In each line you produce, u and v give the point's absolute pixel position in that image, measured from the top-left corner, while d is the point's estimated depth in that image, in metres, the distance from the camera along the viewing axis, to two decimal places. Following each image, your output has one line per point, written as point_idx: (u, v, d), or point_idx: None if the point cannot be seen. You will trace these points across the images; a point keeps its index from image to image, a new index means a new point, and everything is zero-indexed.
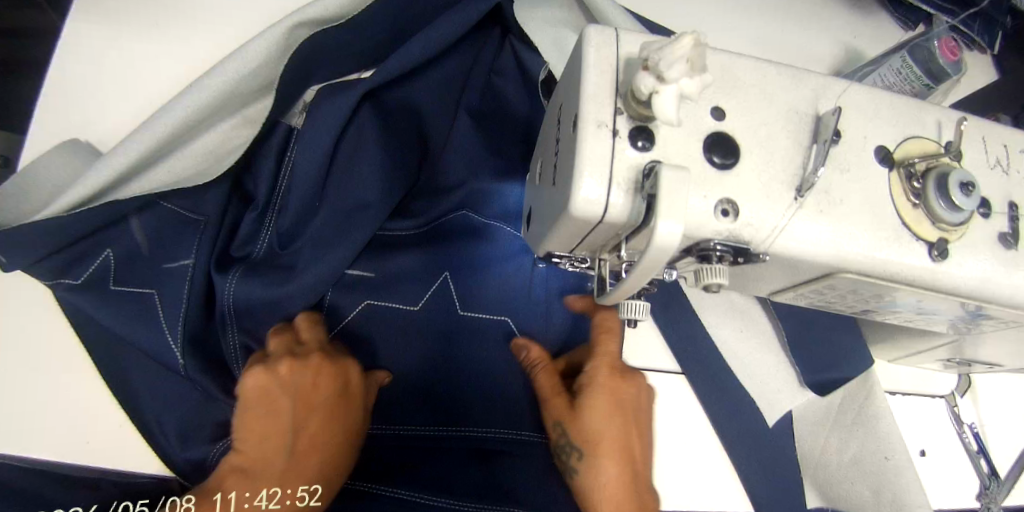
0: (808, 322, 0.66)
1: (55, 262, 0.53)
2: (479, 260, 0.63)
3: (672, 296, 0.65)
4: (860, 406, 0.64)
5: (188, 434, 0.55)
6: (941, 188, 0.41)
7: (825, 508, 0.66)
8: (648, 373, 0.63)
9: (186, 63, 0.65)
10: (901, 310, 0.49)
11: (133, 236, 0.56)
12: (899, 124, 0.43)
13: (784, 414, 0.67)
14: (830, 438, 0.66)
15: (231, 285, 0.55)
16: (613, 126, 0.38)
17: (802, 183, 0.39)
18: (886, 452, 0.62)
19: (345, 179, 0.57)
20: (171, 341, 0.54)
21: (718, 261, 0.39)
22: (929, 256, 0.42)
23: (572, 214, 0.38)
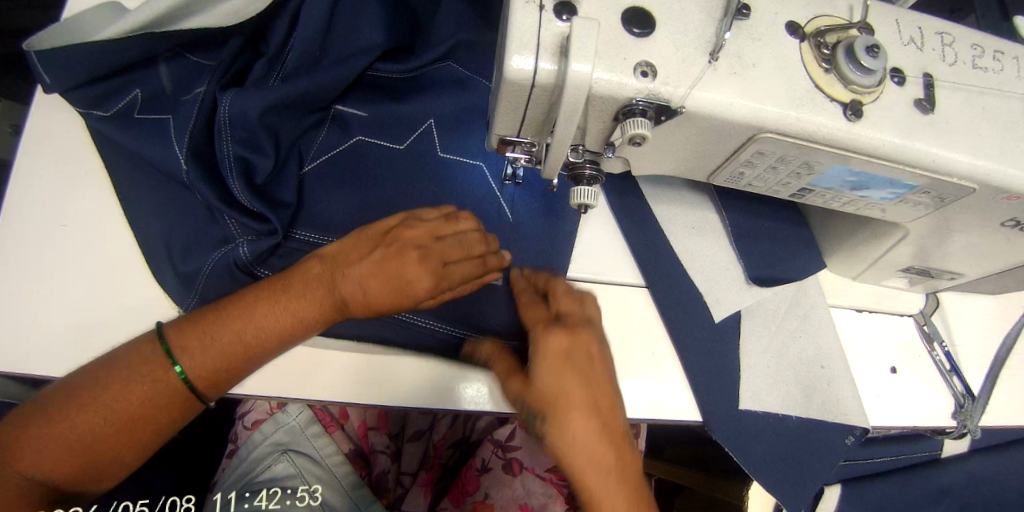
0: (758, 230, 0.72)
1: (93, 91, 0.64)
2: (451, 164, 0.69)
3: (633, 211, 0.72)
4: (804, 314, 0.73)
5: (190, 248, 0.62)
6: (848, 52, 0.46)
7: (774, 413, 0.69)
8: (613, 287, 0.70)
9: None
10: (833, 185, 0.52)
11: (160, 80, 0.67)
12: (809, 5, 0.48)
13: (733, 312, 0.70)
14: (776, 337, 0.71)
15: (228, 99, 0.61)
16: (540, 2, 0.43)
17: (714, 47, 0.44)
18: (823, 361, 0.70)
19: (348, 27, 0.68)
20: (179, 151, 0.61)
21: (642, 116, 0.43)
22: (844, 115, 0.46)
23: (507, 83, 0.43)
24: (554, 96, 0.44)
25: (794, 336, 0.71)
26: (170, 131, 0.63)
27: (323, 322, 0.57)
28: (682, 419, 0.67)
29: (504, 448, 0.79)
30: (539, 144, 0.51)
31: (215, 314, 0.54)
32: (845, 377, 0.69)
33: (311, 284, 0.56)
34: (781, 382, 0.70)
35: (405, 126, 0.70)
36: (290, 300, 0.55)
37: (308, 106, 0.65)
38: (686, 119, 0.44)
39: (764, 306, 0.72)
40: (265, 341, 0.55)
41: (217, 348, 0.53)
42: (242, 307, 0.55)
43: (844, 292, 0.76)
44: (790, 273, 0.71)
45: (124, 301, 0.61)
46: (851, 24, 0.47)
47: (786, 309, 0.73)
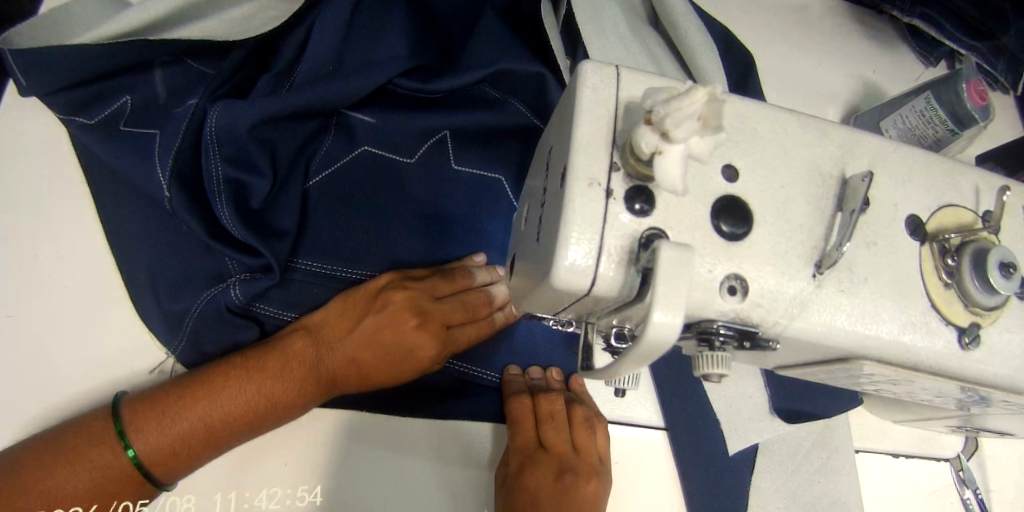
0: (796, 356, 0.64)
1: (68, 97, 0.52)
2: (472, 191, 0.60)
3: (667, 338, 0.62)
4: (827, 456, 0.62)
5: (177, 287, 0.52)
6: (977, 266, 0.36)
7: None
8: (630, 428, 0.60)
9: None
10: (916, 391, 0.44)
11: (155, 88, 0.54)
12: (932, 190, 0.38)
13: (747, 446, 0.61)
14: (791, 477, 0.62)
15: (216, 112, 0.49)
16: (607, 185, 0.32)
17: (823, 258, 0.34)
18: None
19: (364, 40, 0.55)
20: (160, 176, 0.50)
21: (720, 346, 0.34)
22: (959, 342, 0.37)
23: (554, 286, 0.32)
24: (611, 305, 0.34)
25: (811, 480, 0.61)
26: (154, 153, 0.51)
27: (301, 403, 0.49)
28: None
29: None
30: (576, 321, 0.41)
31: (180, 390, 0.46)
32: None
33: (292, 359, 0.49)
34: None
35: (419, 137, 0.59)
36: (267, 374, 0.48)
37: (308, 114, 0.53)
38: (776, 345, 0.35)
39: (782, 443, 0.63)
40: (234, 420, 0.46)
41: (173, 430, 0.44)
42: (216, 383, 0.47)
43: (879, 435, 0.69)
44: (824, 408, 0.62)
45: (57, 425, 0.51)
46: (980, 223, 0.38)
47: (807, 445, 0.63)
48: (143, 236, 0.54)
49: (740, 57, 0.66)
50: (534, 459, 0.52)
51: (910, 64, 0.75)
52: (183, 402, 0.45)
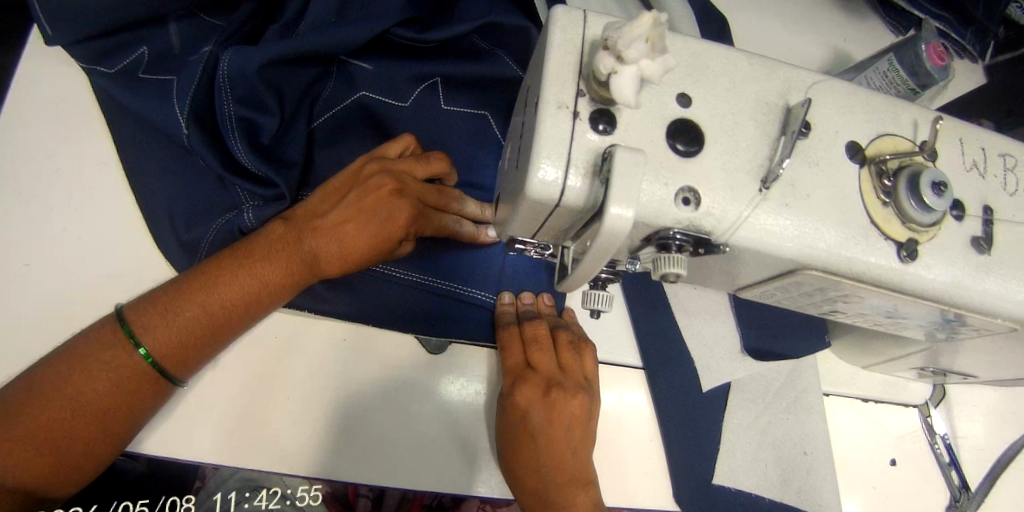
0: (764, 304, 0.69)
1: (94, 46, 0.57)
2: (463, 137, 0.65)
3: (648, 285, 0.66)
4: (796, 395, 0.67)
5: (198, 217, 0.59)
6: (912, 186, 0.40)
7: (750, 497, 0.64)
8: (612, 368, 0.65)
9: None
10: (870, 312, 0.48)
11: (169, 38, 0.59)
12: (872, 120, 0.42)
13: (719, 384, 0.66)
14: (762, 416, 0.66)
15: (227, 57, 0.54)
16: (574, 108, 0.36)
17: (768, 175, 0.38)
18: (806, 447, 0.65)
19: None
20: (179, 115, 0.55)
21: (677, 251, 0.38)
22: (898, 256, 0.41)
23: (528, 197, 0.37)
24: (581, 217, 0.38)
25: (781, 418, 0.66)
26: (172, 92, 0.56)
27: (291, 288, 0.52)
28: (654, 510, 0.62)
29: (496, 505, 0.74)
30: (553, 245, 0.45)
31: (178, 288, 0.49)
32: (827, 467, 0.64)
33: (273, 247, 0.52)
34: (760, 463, 0.65)
35: (411, 82, 0.63)
36: (258, 261, 0.51)
37: (309, 60, 0.58)
38: (728, 252, 0.39)
39: (753, 383, 0.67)
40: (235, 309, 0.50)
41: (174, 324, 0.48)
42: (212, 276, 0.50)
43: (849, 381, 0.73)
44: (789, 350, 0.67)
45: None
46: (916, 149, 0.42)
47: (777, 386, 0.67)
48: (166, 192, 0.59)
49: (715, 26, 0.70)
50: (523, 374, 0.58)
51: (879, 34, 0.79)
52: (178, 302, 0.49)
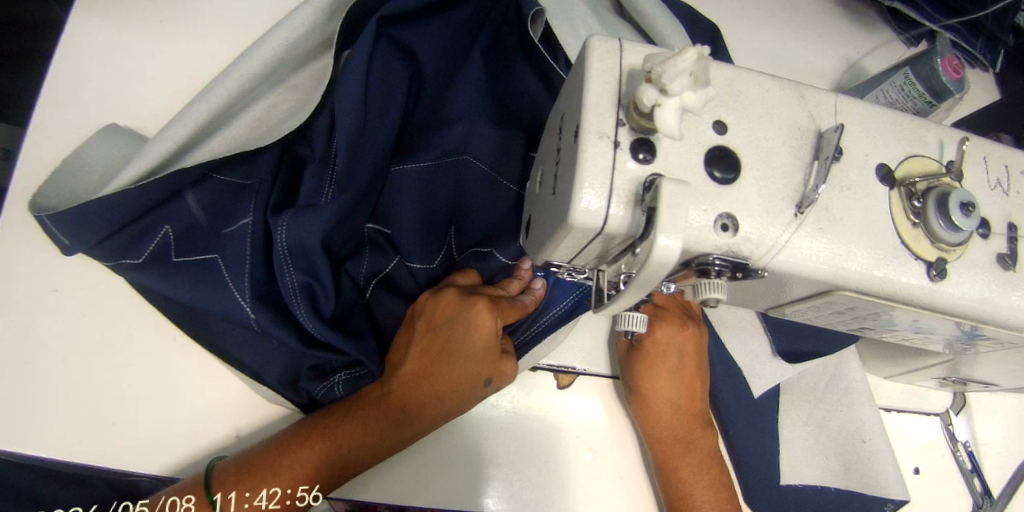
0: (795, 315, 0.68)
1: (116, 243, 0.53)
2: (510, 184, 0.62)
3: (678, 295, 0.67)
4: (845, 388, 0.69)
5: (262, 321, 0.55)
6: (941, 207, 0.41)
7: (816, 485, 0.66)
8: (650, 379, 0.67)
9: None
10: (898, 328, 0.48)
11: (190, 209, 0.55)
12: (900, 142, 0.43)
13: (768, 389, 0.67)
14: (815, 408, 0.69)
15: (283, 228, 0.52)
16: (615, 138, 0.37)
17: (802, 200, 0.39)
18: (863, 435, 0.67)
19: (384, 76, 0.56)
20: (241, 299, 0.53)
21: (716, 276, 0.39)
22: (928, 275, 0.42)
23: (571, 226, 0.37)
24: (621, 242, 0.39)
25: (834, 411, 0.68)
26: (225, 275, 0.54)
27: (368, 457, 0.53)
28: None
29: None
30: (589, 269, 0.46)
31: (262, 456, 0.51)
32: (886, 451, 0.65)
33: (358, 411, 0.54)
34: (817, 455, 0.67)
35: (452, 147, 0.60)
36: (333, 444, 0.52)
37: (359, 149, 0.54)
38: (765, 275, 0.40)
39: (802, 380, 0.70)
40: (318, 469, 0.51)
41: (235, 491, 0.49)
42: (282, 464, 0.50)
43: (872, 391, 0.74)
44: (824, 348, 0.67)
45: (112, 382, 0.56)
46: (942, 170, 0.43)
47: (826, 379, 0.70)
48: None
49: (706, 31, 0.69)
50: (644, 354, 0.61)
51: (890, 44, 0.79)
52: (264, 471, 0.50)
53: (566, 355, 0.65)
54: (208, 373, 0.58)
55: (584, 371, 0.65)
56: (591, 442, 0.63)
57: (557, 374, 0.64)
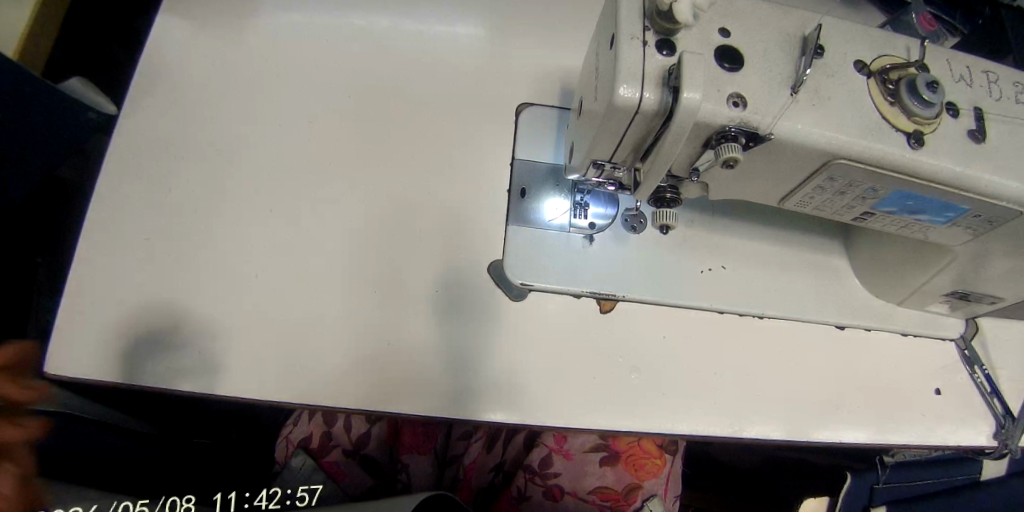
0: (790, 245, 0.79)
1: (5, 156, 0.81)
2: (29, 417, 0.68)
3: (703, 237, 0.77)
4: (843, 289, 0.78)
5: None
6: (911, 88, 0.51)
7: (840, 398, 0.73)
8: (688, 304, 0.73)
9: (274, 67, 0.80)
10: (893, 208, 0.57)
11: None
12: (872, 46, 0.53)
13: (790, 312, 0.75)
14: (834, 313, 0.77)
15: None
16: (643, 39, 0.48)
17: (796, 82, 0.49)
18: (868, 322, 0.77)
19: None
20: None
21: (734, 142, 0.48)
22: (908, 143, 0.51)
23: (612, 109, 0.48)
24: (653, 122, 0.49)
25: (846, 315, 0.77)
26: None
27: None
28: (714, 436, 0.68)
29: (543, 475, 0.79)
30: (626, 167, 0.56)
31: None
32: (882, 328, 0.78)
33: None
34: (845, 357, 0.76)
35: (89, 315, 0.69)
36: None
37: None
38: (773, 146, 0.49)
39: (821, 301, 0.77)
40: None
41: None
42: None
43: (889, 315, 0.79)
44: (810, 270, 0.78)
45: (208, 312, 0.65)
46: (909, 64, 0.53)
47: (827, 287, 0.78)
48: (284, 183, 0.73)
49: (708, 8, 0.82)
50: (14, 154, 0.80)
51: (874, 14, 0.92)
52: None
53: (606, 283, 0.72)
54: (285, 304, 0.66)
55: (623, 296, 0.72)
56: (633, 361, 0.69)
57: (598, 300, 0.72)
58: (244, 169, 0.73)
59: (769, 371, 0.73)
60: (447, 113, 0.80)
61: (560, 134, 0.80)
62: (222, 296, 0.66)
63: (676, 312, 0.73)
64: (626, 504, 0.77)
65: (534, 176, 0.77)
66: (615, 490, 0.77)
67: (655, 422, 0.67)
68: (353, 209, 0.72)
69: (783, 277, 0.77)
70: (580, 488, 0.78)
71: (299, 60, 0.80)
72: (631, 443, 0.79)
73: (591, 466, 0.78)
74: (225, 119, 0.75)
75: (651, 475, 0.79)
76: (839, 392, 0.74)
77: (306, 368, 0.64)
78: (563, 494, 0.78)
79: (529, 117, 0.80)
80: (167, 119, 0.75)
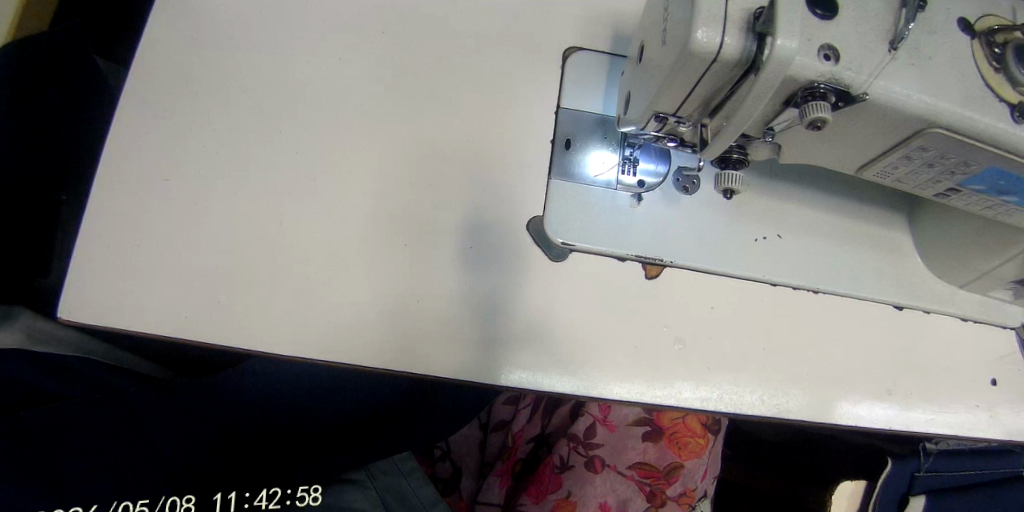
0: (851, 215, 0.74)
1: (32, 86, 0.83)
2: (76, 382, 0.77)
3: (760, 201, 0.72)
4: (904, 271, 0.74)
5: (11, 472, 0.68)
6: (1020, 55, 0.46)
7: (892, 382, 0.70)
8: (739, 275, 0.70)
9: (314, 7, 0.76)
10: (981, 186, 0.52)
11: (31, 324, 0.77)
12: (976, 3, 0.49)
13: (848, 288, 0.71)
14: (893, 291, 0.73)
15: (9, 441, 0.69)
16: None
17: (895, 37, 0.44)
18: (927, 304, 0.74)
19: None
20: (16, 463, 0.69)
21: (822, 100, 0.44)
22: (1012, 115, 0.47)
23: (688, 56, 0.44)
24: (731, 73, 0.45)
25: (906, 294, 0.73)
26: None
27: None
28: (758, 415, 0.66)
29: (586, 445, 0.80)
30: (691, 123, 0.53)
31: None
32: (943, 312, 0.74)
33: None
34: (901, 342, 0.72)
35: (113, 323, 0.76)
36: None
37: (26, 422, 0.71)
38: (862, 107, 0.45)
39: (879, 279, 0.73)
40: None
41: None
42: None
43: (950, 299, 0.75)
44: (870, 244, 0.74)
45: (246, 261, 0.64)
46: (1017, 27, 0.48)
47: (887, 267, 0.74)
48: (323, 131, 0.70)
49: None
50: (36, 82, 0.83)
51: None
52: None
53: (654, 248, 0.69)
54: (324, 257, 0.65)
55: (671, 263, 0.69)
56: (678, 331, 0.67)
57: (644, 265, 0.69)
58: (282, 116, 0.70)
59: (819, 352, 0.70)
60: (493, 63, 0.75)
61: (612, 86, 0.76)
62: (261, 245, 0.65)
63: (726, 283, 0.70)
64: (666, 483, 0.77)
65: (583, 129, 0.73)
66: (655, 467, 0.78)
67: (698, 397, 0.65)
68: (393, 162, 0.70)
69: (842, 250, 0.73)
70: (620, 462, 0.78)
71: (339, 2, 0.77)
72: (676, 421, 0.79)
73: (632, 440, 0.79)
74: (264, 61, 0.73)
75: (694, 455, 0.79)
76: (891, 378, 0.71)
77: (344, 324, 0.64)
78: (603, 466, 0.78)
79: (581, 69, 0.76)
80: (204, 58, 0.72)
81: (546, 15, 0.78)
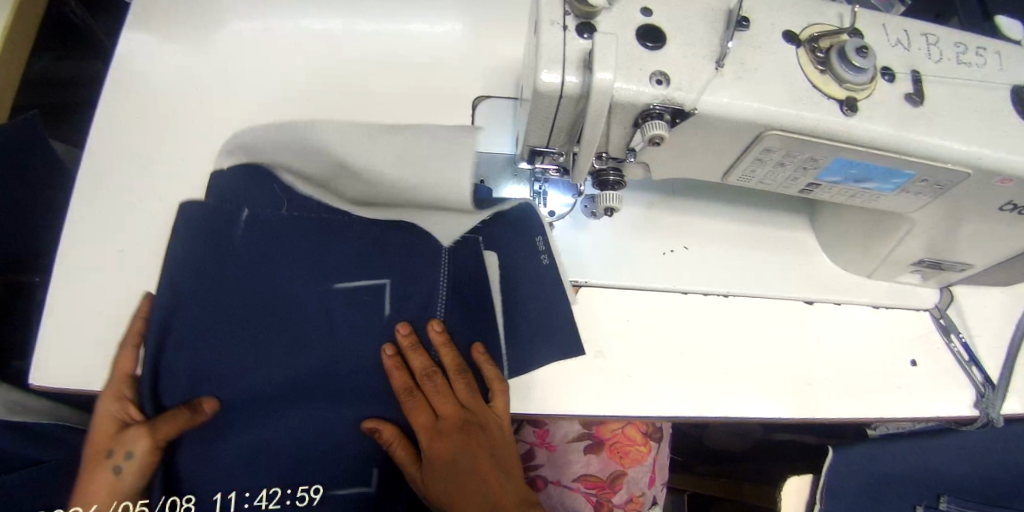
0: (753, 222, 0.79)
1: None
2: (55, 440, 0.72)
3: (660, 219, 0.76)
4: (809, 265, 0.78)
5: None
6: (842, 56, 0.50)
7: (814, 374, 0.72)
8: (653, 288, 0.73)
9: (227, 74, 0.80)
10: (839, 178, 0.56)
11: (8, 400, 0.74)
12: (802, 16, 0.53)
13: (759, 288, 0.75)
14: (801, 286, 0.76)
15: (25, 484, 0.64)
16: (563, 23, 0.48)
17: (720, 56, 0.49)
18: (837, 295, 0.77)
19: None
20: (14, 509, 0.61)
21: (660, 119, 0.48)
22: (841, 110, 0.50)
23: (538, 95, 0.48)
24: (579, 106, 0.49)
25: (814, 288, 0.76)
26: None
27: None
28: (684, 418, 0.67)
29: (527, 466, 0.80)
30: (566, 153, 0.57)
31: None
32: (853, 302, 0.77)
33: None
34: (819, 335, 0.74)
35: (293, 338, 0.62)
36: None
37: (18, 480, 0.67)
38: (700, 123, 0.49)
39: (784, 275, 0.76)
40: None
41: None
42: None
43: (858, 289, 0.78)
44: (773, 244, 0.78)
45: None
46: (841, 32, 0.52)
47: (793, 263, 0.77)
48: None
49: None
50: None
51: None
52: None
53: (568, 271, 0.72)
54: None
55: (584, 283, 0.71)
56: (598, 345, 0.69)
57: None
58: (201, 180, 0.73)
59: (738, 350, 0.71)
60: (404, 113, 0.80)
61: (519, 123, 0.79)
62: None
63: (642, 297, 0.72)
64: (611, 491, 0.79)
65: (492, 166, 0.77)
66: (599, 477, 0.80)
67: (626, 407, 0.66)
68: None
69: (746, 251, 0.77)
70: (564, 477, 0.80)
71: (252, 67, 0.80)
72: (616, 431, 0.80)
73: (575, 456, 0.80)
74: (180, 129, 0.76)
75: (636, 461, 0.81)
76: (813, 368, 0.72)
77: None
78: (547, 483, 0.80)
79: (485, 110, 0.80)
80: (125, 132, 0.74)
81: (451, 63, 0.83)
